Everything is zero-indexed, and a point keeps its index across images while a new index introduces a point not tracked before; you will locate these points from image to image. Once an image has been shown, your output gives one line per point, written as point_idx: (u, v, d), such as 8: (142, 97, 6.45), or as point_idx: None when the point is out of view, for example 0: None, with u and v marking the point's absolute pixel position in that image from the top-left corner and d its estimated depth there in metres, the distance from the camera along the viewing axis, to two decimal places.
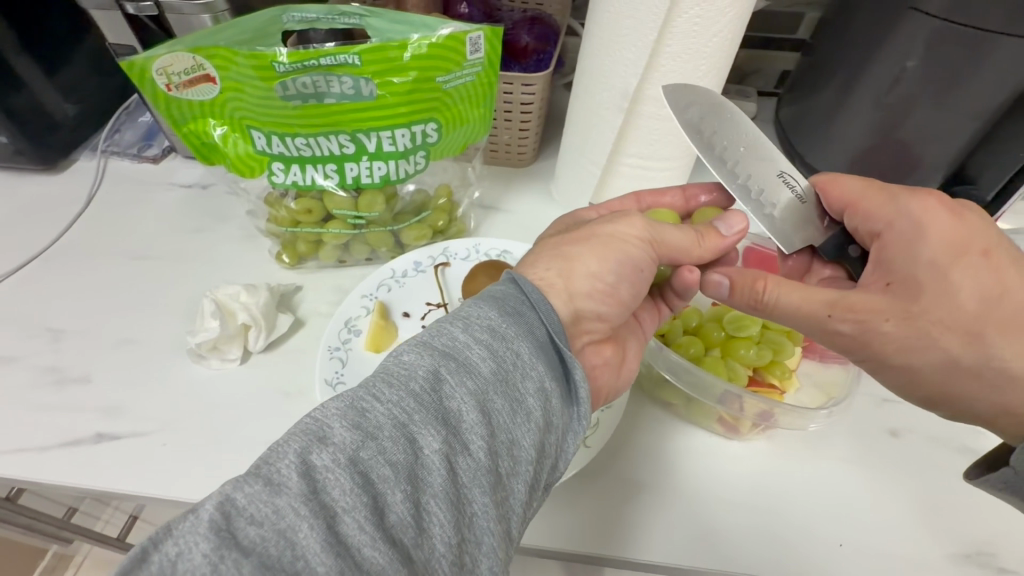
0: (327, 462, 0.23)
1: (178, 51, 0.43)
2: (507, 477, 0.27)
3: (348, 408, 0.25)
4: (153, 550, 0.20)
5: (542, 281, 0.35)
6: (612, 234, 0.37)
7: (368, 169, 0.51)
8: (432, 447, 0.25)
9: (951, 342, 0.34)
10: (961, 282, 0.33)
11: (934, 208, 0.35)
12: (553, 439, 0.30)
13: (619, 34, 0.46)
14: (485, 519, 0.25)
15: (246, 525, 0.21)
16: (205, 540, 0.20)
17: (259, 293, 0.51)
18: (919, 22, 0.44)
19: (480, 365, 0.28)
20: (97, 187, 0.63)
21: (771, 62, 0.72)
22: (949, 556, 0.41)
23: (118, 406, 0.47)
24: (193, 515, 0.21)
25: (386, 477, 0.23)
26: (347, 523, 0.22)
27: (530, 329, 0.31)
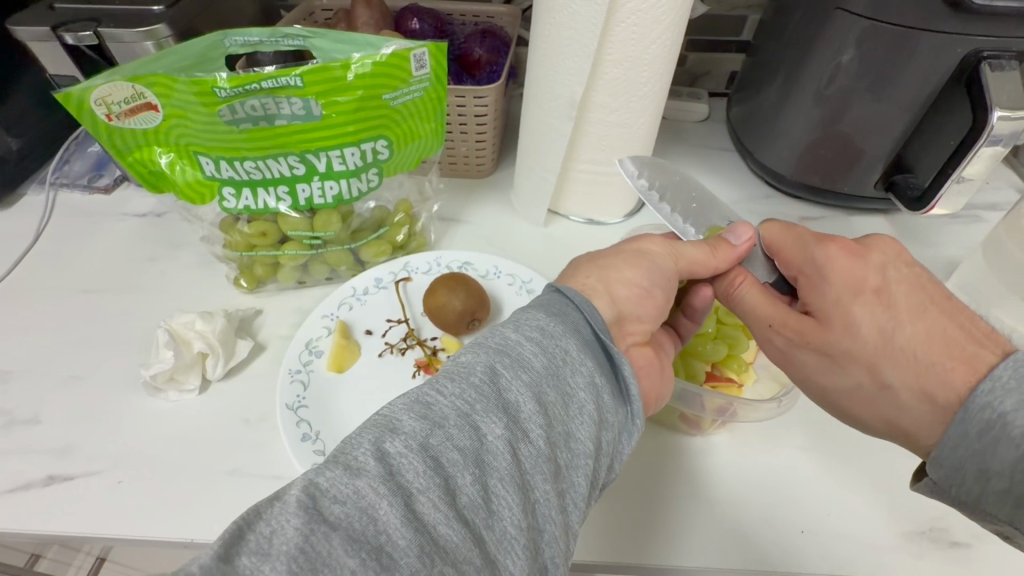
0: (399, 448, 0.24)
1: (116, 80, 0.42)
2: (567, 468, 0.28)
3: (414, 402, 0.26)
4: (247, 529, 0.21)
5: (585, 287, 0.37)
6: (636, 246, 0.41)
7: (321, 189, 0.50)
8: (496, 433, 0.26)
9: (853, 368, 0.37)
10: (860, 320, 0.37)
11: (838, 257, 0.38)
12: (609, 436, 0.30)
13: (561, 45, 0.49)
14: (547, 508, 0.26)
15: (331, 504, 0.22)
16: (296, 516, 0.21)
17: (215, 319, 0.50)
18: (848, 22, 0.50)
19: (533, 360, 0.29)
20: (45, 223, 0.62)
21: (719, 64, 0.80)
22: (907, 519, 0.42)
23: (72, 444, 0.45)
24: (280, 501, 0.22)
25: (455, 461, 0.25)
26: (422, 503, 0.23)
27: (575, 326, 0.32)
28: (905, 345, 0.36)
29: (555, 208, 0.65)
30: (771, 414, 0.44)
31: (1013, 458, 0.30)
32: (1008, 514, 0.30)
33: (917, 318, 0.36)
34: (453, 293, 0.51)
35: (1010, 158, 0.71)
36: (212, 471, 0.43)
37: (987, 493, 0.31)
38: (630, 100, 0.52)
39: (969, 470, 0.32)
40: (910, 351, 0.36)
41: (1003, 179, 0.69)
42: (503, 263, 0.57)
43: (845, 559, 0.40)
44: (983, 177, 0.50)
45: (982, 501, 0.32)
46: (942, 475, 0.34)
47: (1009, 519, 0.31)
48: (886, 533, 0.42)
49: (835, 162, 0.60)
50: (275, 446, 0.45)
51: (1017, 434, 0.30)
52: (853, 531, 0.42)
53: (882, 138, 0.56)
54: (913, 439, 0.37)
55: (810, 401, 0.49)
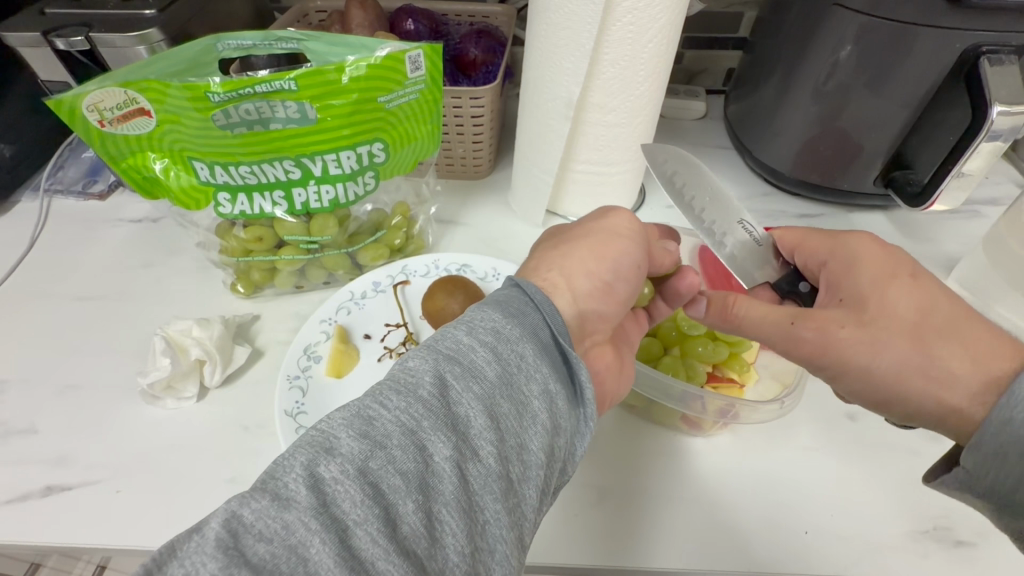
0: (335, 474, 0.23)
1: (108, 86, 0.41)
2: (519, 483, 0.27)
3: (355, 418, 0.26)
4: (158, 572, 0.20)
5: (546, 283, 0.37)
6: (602, 239, 0.40)
7: (317, 193, 0.50)
8: (443, 454, 0.25)
9: (901, 339, 0.36)
10: (896, 297, 0.37)
11: (869, 244, 0.40)
12: (562, 442, 0.30)
13: (558, 44, 0.49)
14: (498, 527, 0.25)
15: (256, 542, 0.21)
16: (214, 560, 0.20)
17: (212, 326, 0.49)
18: (845, 18, 0.49)
19: (486, 369, 0.29)
20: (40, 230, 0.62)
21: (716, 62, 0.79)
22: (911, 518, 0.42)
23: (69, 454, 0.44)
24: (198, 535, 0.21)
25: (396, 488, 0.24)
26: (360, 536, 0.22)
27: (533, 330, 0.31)
28: (944, 320, 0.36)
29: (553, 208, 0.65)
30: (773, 415, 0.44)
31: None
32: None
33: (950, 298, 0.37)
34: (451, 296, 0.51)
35: (1009, 153, 0.71)
36: (211, 478, 0.43)
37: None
38: (627, 100, 0.52)
39: (1009, 454, 0.31)
40: (951, 325, 0.36)
41: (1003, 174, 0.69)
42: (502, 265, 0.57)
43: (849, 561, 0.40)
44: (982, 173, 0.50)
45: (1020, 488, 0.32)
46: (976, 463, 0.33)
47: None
48: (891, 533, 0.41)
49: (835, 159, 0.60)
50: (274, 453, 0.45)
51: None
52: (856, 533, 0.41)
53: (882, 134, 0.55)
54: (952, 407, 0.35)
55: (812, 401, 0.49)
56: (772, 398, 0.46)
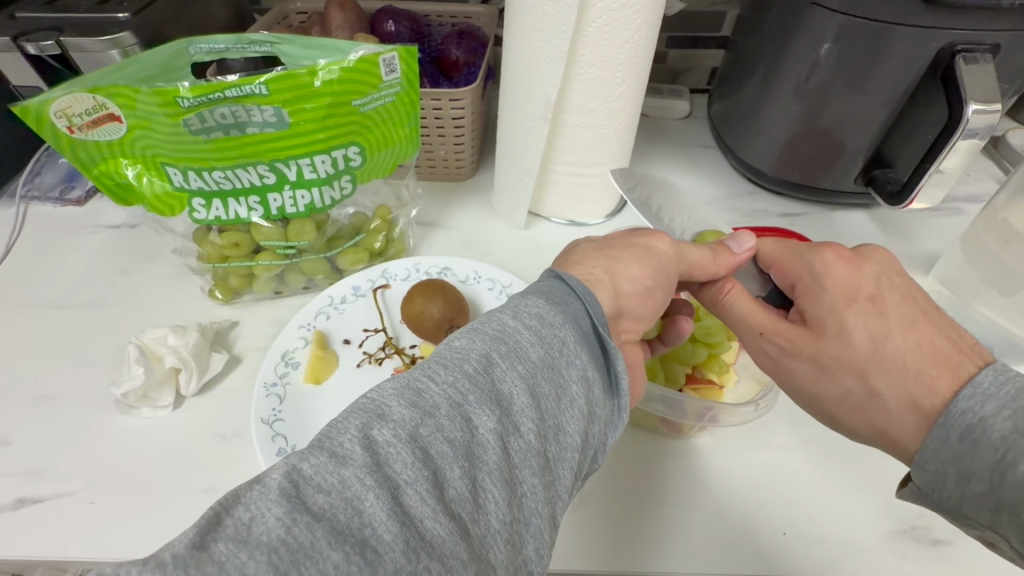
0: (387, 437, 0.23)
1: (75, 91, 0.41)
2: (554, 462, 0.26)
3: (406, 388, 0.25)
4: (223, 514, 0.20)
5: (589, 278, 0.36)
6: (646, 243, 0.40)
7: (293, 198, 0.50)
8: (488, 426, 0.24)
9: (844, 369, 0.37)
10: (853, 326, 0.36)
11: (835, 264, 0.38)
12: (596, 430, 0.29)
13: (535, 45, 0.48)
14: (534, 501, 0.25)
15: (315, 493, 0.20)
16: (277, 505, 0.20)
17: (188, 334, 0.49)
18: (824, 17, 0.49)
19: (530, 351, 0.28)
20: (16, 237, 0.61)
21: (699, 61, 0.79)
22: (889, 517, 0.42)
23: (42, 466, 0.44)
24: (260, 484, 0.21)
25: (444, 454, 0.23)
26: (410, 496, 0.21)
27: (575, 318, 0.31)
28: (896, 353, 0.35)
29: (536, 210, 0.64)
30: (751, 417, 0.44)
31: (991, 461, 0.30)
32: (987, 518, 0.30)
33: (909, 328, 0.36)
34: (430, 301, 0.51)
35: (989, 150, 0.71)
36: (186, 487, 0.43)
37: (969, 497, 0.31)
38: (606, 101, 0.51)
39: (950, 474, 0.32)
40: (900, 359, 0.35)
41: (983, 171, 0.69)
42: (483, 268, 0.57)
43: (827, 561, 0.40)
44: (959, 170, 0.50)
45: (963, 505, 0.31)
46: (925, 480, 0.33)
47: (989, 524, 0.30)
48: (869, 532, 0.41)
49: (816, 158, 0.60)
50: (249, 462, 0.44)
51: (996, 438, 0.30)
52: (834, 532, 0.41)
53: (861, 133, 0.56)
54: (897, 445, 0.36)
55: (793, 401, 0.49)
56: (750, 399, 0.46)
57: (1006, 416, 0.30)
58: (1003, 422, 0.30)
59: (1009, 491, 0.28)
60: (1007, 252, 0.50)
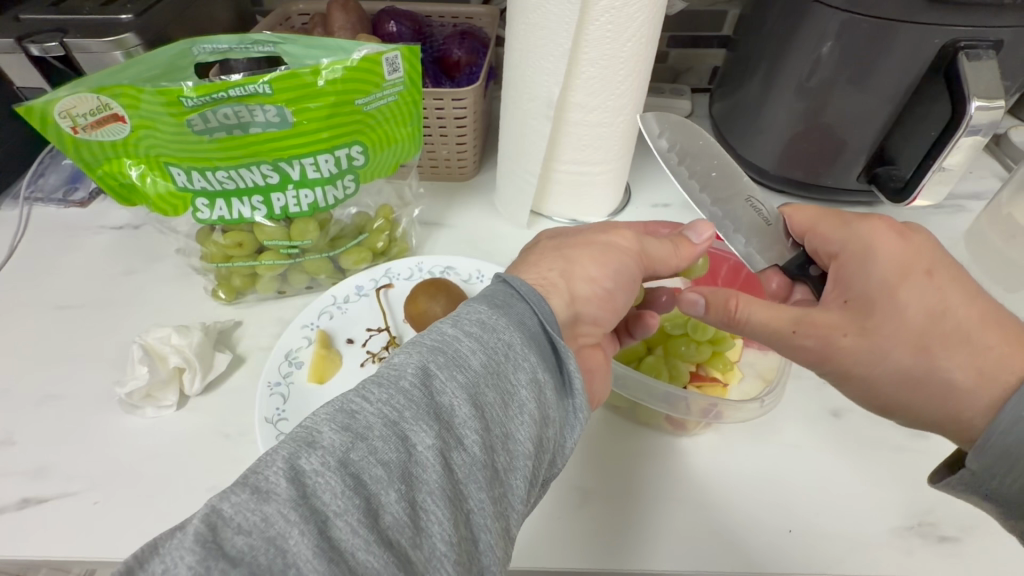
0: (316, 466, 0.22)
1: (80, 92, 0.41)
2: (504, 473, 0.26)
3: (338, 411, 0.25)
4: (138, 569, 0.19)
5: (544, 282, 0.37)
6: (609, 242, 0.40)
7: (296, 198, 0.50)
8: (426, 443, 0.24)
9: (910, 351, 0.36)
10: (909, 303, 0.36)
11: (882, 232, 0.38)
12: (552, 433, 0.29)
13: (538, 43, 0.48)
14: (482, 517, 0.25)
15: (235, 534, 0.20)
16: (191, 552, 0.19)
17: (192, 333, 0.49)
18: (826, 15, 0.49)
19: (471, 358, 0.28)
20: (20, 238, 0.61)
21: (701, 60, 0.79)
22: (895, 514, 0.42)
23: (47, 465, 0.44)
24: (179, 531, 0.20)
25: (378, 478, 0.23)
26: (340, 528, 0.21)
27: (520, 319, 0.31)
28: (957, 326, 0.36)
29: (539, 209, 0.64)
30: (756, 414, 0.44)
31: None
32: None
33: (965, 298, 0.36)
34: (434, 299, 0.51)
35: (992, 147, 0.71)
36: (190, 485, 0.43)
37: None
38: (608, 99, 0.51)
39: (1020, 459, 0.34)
40: (961, 331, 0.36)
41: (986, 169, 0.69)
42: (486, 267, 0.57)
43: (834, 558, 0.40)
44: (963, 167, 0.50)
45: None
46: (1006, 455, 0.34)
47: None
48: (875, 529, 0.41)
49: (819, 156, 0.60)
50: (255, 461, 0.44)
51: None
52: (839, 530, 0.41)
53: (864, 131, 0.56)
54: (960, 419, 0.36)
55: (796, 398, 0.49)
56: (755, 396, 0.46)
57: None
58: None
59: None
60: None
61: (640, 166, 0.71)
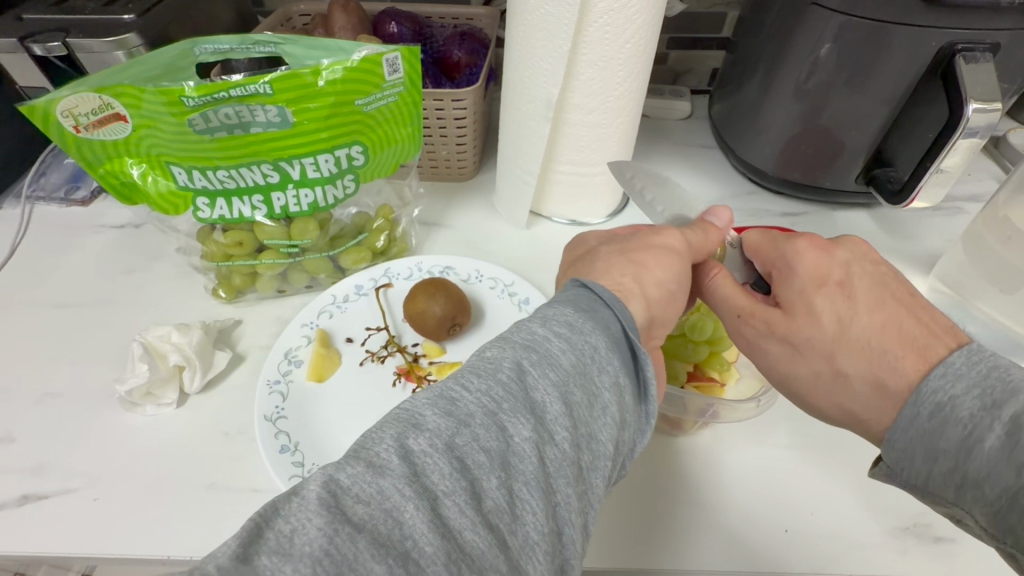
0: (424, 447, 0.23)
1: (82, 91, 0.41)
2: (589, 472, 0.26)
3: (439, 398, 0.26)
4: (264, 527, 0.20)
5: (621, 287, 0.35)
6: (666, 245, 0.39)
7: (296, 197, 0.50)
8: (522, 435, 0.25)
9: (810, 356, 0.38)
10: (820, 309, 0.37)
11: (805, 250, 0.39)
12: (629, 436, 0.29)
13: (536, 45, 0.48)
14: (568, 511, 0.25)
15: (355, 503, 0.21)
16: (318, 515, 0.20)
17: (192, 331, 0.49)
18: (823, 17, 0.50)
19: (562, 358, 0.28)
20: (21, 237, 0.61)
21: (700, 62, 0.80)
22: (891, 514, 0.42)
23: (48, 462, 0.44)
24: (299, 496, 0.21)
25: (480, 464, 0.23)
26: (448, 507, 0.22)
27: (605, 325, 0.30)
28: (861, 335, 0.36)
29: (538, 209, 0.65)
30: (753, 414, 0.44)
31: (961, 439, 0.29)
32: (953, 495, 0.30)
33: (874, 309, 0.36)
34: (432, 299, 0.51)
35: (990, 149, 0.72)
36: (189, 482, 0.43)
37: (935, 475, 0.31)
38: (607, 101, 0.52)
39: (918, 448, 0.31)
40: (867, 340, 0.35)
41: (984, 170, 0.70)
42: (485, 267, 0.57)
43: (830, 558, 0.40)
44: (960, 169, 0.50)
45: (931, 483, 0.31)
46: (896, 458, 0.33)
47: (956, 503, 0.30)
48: (870, 528, 0.41)
49: (817, 158, 0.60)
50: (253, 459, 0.44)
51: (964, 415, 0.29)
52: (834, 529, 0.41)
53: (862, 132, 0.56)
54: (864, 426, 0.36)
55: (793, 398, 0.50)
56: (752, 396, 0.46)
57: (974, 396, 0.30)
58: (972, 401, 0.30)
59: (975, 467, 0.28)
60: (1007, 249, 0.51)
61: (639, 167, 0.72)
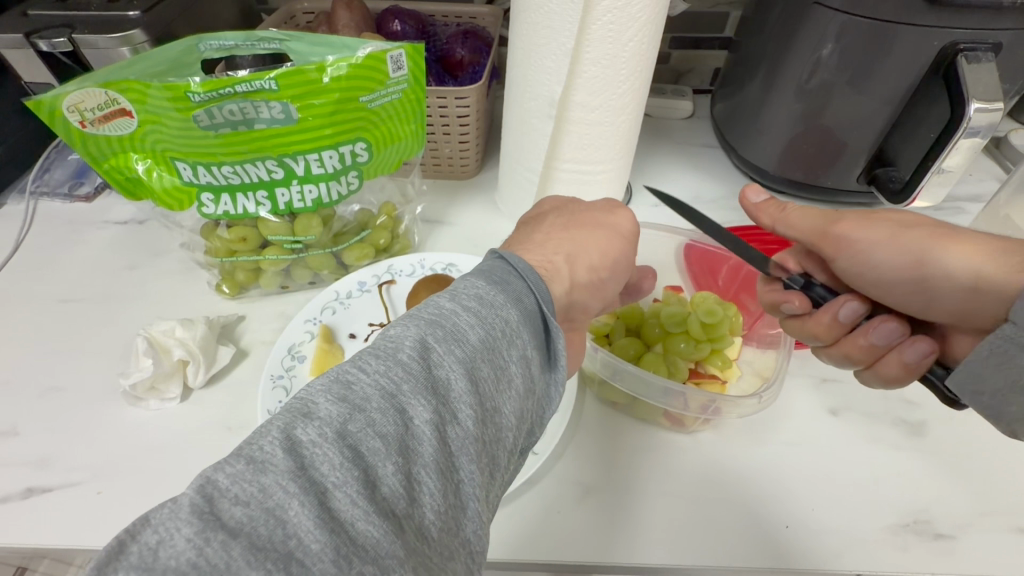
0: (313, 436, 0.22)
1: (88, 86, 0.41)
2: (492, 444, 0.27)
3: (333, 382, 0.25)
4: (130, 541, 0.19)
5: (549, 266, 0.35)
6: (611, 230, 0.40)
7: (300, 193, 0.50)
8: (422, 417, 0.24)
9: (922, 227, 0.38)
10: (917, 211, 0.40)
11: None
12: (533, 405, 0.30)
13: (540, 43, 0.49)
14: (471, 485, 0.25)
15: (232, 506, 0.20)
16: (188, 525, 0.19)
17: (195, 326, 0.49)
18: (826, 17, 0.50)
19: (469, 333, 0.28)
20: (25, 232, 0.61)
21: (703, 61, 0.80)
22: (891, 511, 0.42)
23: (52, 456, 0.44)
24: (170, 502, 0.20)
25: (376, 450, 0.23)
26: (339, 499, 0.21)
27: (517, 297, 0.31)
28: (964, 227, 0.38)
29: None
30: (754, 410, 0.44)
31: None
32: None
33: None
34: None
35: (991, 149, 0.72)
36: (192, 475, 0.43)
37: None
38: (610, 99, 0.52)
39: None
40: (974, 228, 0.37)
41: (986, 171, 0.70)
42: None
43: (829, 554, 0.40)
44: (963, 169, 0.51)
45: None
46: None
47: None
48: (870, 525, 0.42)
49: (819, 157, 0.60)
50: None
51: None
52: (834, 527, 0.41)
53: (863, 132, 0.56)
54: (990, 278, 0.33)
55: (795, 396, 0.50)
56: (753, 392, 0.46)
57: None
58: None
59: None
60: None
61: (642, 166, 0.72)
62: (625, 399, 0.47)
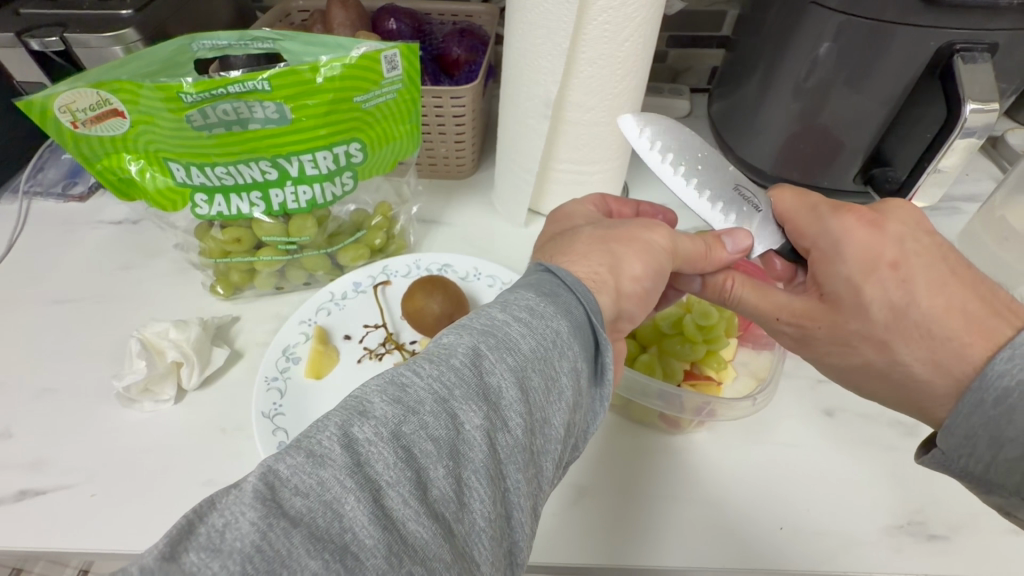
0: (369, 435, 0.22)
1: (80, 86, 0.41)
2: (538, 455, 0.26)
3: (389, 384, 0.24)
4: (198, 522, 0.19)
5: (594, 278, 0.34)
6: (648, 240, 0.38)
7: (294, 193, 0.50)
8: (474, 423, 0.24)
9: (863, 350, 0.38)
10: (869, 299, 0.36)
11: (852, 228, 0.37)
12: (580, 420, 0.29)
13: (535, 43, 0.48)
14: (517, 495, 0.24)
15: (293, 495, 0.20)
16: (251, 509, 0.19)
17: (190, 327, 0.49)
18: (823, 17, 0.50)
19: (520, 343, 0.27)
20: (18, 233, 0.61)
21: (699, 60, 0.79)
22: (885, 513, 0.42)
23: (46, 458, 0.44)
24: (237, 489, 0.20)
25: (428, 452, 0.23)
26: (392, 498, 0.21)
27: (566, 309, 0.30)
28: (919, 319, 0.35)
29: (536, 207, 0.64)
30: (749, 411, 0.45)
31: None
32: None
33: (934, 287, 0.35)
34: (430, 296, 0.51)
35: (987, 149, 0.72)
36: (185, 477, 0.43)
37: None
38: (606, 98, 0.52)
39: None
40: (925, 325, 0.35)
41: (982, 171, 0.70)
42: (483, 265, 0.57)
43: (824, 555, 0.40)
44: (957, 170, 0.52)
45: None
46: None
47: None
48: (865, 526, 0.42)
49: (816, 157, 0.60)
50: (250, 457, 0.44)
51: None
52: (829, 527, 0.41)
53: (860, 131, 0.56)
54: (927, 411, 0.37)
55: (790, 396, 0.50)
56: (748, 393, 0.46)
57: None
58: None
59: None
60: None
61: (638, 165, 0.72)
62: (622, 399, 0.47)
